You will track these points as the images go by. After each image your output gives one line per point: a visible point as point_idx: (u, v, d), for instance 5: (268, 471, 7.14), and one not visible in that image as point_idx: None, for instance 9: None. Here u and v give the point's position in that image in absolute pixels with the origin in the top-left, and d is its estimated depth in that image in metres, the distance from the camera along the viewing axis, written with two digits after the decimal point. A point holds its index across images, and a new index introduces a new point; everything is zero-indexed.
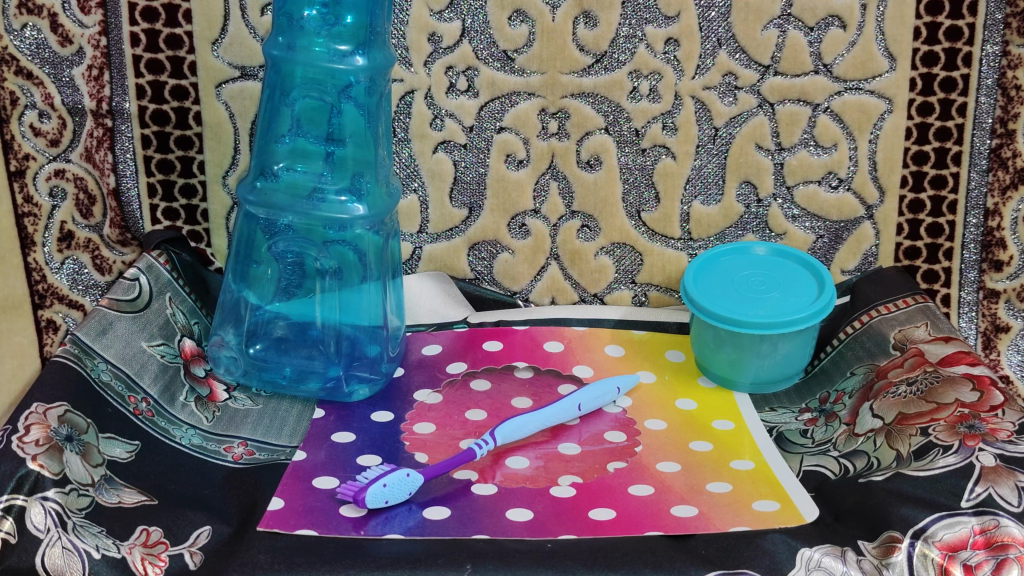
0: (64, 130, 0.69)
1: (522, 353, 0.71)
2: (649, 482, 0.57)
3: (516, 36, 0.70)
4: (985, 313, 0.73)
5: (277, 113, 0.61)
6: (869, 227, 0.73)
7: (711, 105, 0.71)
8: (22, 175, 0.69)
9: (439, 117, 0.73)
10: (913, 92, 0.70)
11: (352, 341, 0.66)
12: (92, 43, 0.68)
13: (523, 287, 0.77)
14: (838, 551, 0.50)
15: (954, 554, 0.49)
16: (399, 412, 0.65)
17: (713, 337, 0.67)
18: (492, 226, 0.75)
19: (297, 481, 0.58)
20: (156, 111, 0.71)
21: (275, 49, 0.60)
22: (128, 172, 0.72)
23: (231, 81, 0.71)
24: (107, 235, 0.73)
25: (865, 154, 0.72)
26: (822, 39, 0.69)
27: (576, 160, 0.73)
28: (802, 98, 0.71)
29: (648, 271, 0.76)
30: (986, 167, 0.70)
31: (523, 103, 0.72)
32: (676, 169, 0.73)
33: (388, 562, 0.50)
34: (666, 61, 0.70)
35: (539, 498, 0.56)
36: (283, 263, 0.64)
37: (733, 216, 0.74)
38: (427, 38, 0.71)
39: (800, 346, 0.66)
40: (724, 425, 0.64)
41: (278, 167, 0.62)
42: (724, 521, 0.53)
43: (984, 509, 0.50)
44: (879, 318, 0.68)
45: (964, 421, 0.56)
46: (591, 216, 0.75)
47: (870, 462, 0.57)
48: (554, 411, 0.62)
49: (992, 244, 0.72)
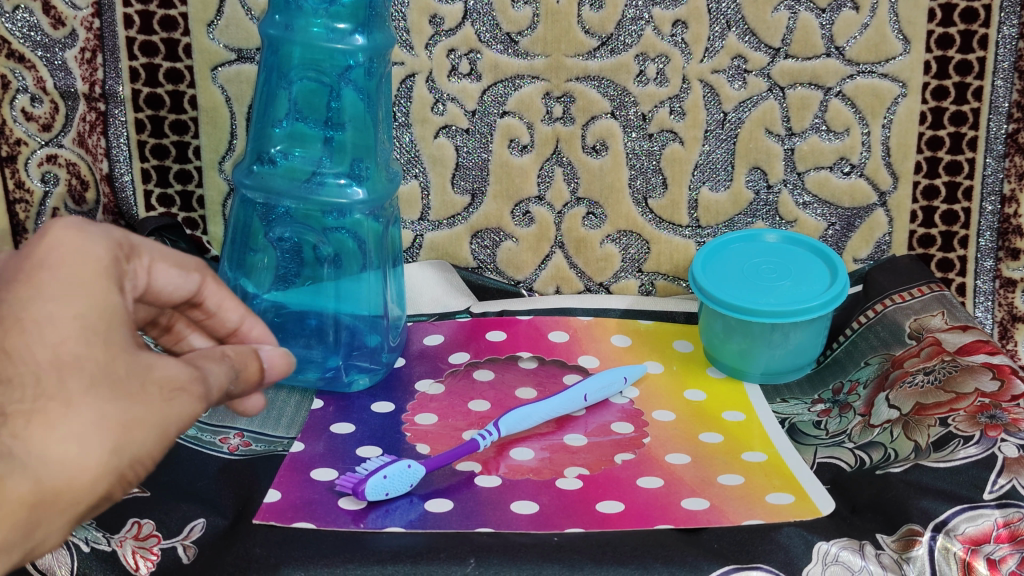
0: (57, 114, 0.68)
1: (526, 343, 0.69)
2: (658, 474, 0.56)
3: (520, 19, 0.68)
4: (1001, 303, 0.71)
5: (274, 96, 0.59)
6: (882, 215, 0.72)
7: (720, 89, 0.69)
8: (14, 161, 0.69)
9: (441, 101, 0.71)
10: (927, 75, 0.68)
11: (351, 330, 0.64)
12: (84, 25, 0.67)
13: (527, 276, 0.75)
14: (856, 544, 0.48)
15: (976, 548, 0.48)
16: (400, 402, 0.63)
17: (722, 327, 0.65)
18: (494, 213, 0.74)
19: (295, 473, 0.56)
20: (150, 95, 0.69)
21: (272, 29, 0.58)
22: (121, 157, 0.70)
23: (227, 64, 0.69)
24: (100, 222, 0.71)
25: (878, 140, 0.70)
26: (834, 21, 0.67)
27: (581, 145, 0.71)
28: (813, 81, 0.69)
29: (654, 259, 0.74)
30: (1002, 152, 0.68)
31: (526, 86, 0.70)
32: (683, 155, 0.71)
33: (389, 556, 0.48)
34: (673, 43, 0.69)
35: (545, 490, 0.54)
36: (281, 250, 0.62)
37: (742, 203, 0.72)
38: (429, 20, 0.69)
39: (812, 335, 0.64)
40: (735, 416, 0.62)
41: (274, 151, 0.60)
42: (737, 514, 0.52)
43: (1007, 502, 0.49)
44: (893, 307, 0.66)
45: (985, 411, 0.54)
46: (596, 203, 0.73)
47: (887, 454, 0.55)
48: (560, 401, 0.60)
49: (1009, 232, 0.70)
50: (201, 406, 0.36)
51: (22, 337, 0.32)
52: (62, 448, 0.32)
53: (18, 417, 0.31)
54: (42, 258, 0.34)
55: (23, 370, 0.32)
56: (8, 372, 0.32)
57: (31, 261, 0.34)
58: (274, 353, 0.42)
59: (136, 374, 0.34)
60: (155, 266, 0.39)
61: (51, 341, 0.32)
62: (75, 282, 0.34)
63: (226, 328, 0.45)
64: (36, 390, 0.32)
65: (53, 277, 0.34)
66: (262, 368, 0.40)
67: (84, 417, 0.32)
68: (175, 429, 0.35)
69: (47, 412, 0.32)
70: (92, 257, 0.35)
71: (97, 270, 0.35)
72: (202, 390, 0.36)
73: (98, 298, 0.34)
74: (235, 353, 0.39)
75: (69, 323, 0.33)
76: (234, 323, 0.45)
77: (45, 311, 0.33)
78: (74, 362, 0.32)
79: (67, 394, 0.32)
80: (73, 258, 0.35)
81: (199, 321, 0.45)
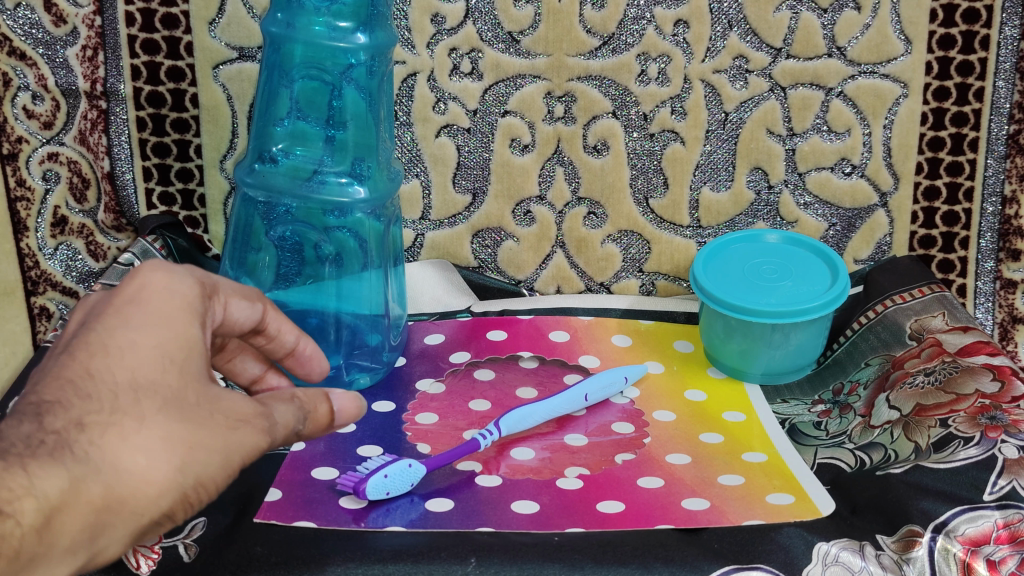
0: (58, 112, 0.67)
1: (526, 343, 0.69)
2: (658, 474, 0.56)
3: (521, 18, 0.68)
4: (1001, 304, 0.72)
5: (276, 94, 0.59)
6: (883, 216, 0.72)
7: (721, 89, 0.69)
8: (15, 159, 0.68)
9: (442, 101, 0.71)
10: (929, 76, 0.68)
11: (352, 329, 0.64)
12: (86, 23, 0.67)
13: (528, 276, 0.75)
14: (856, 545, 0.49)
15: (977, 549, 0.48)
16: (400, 402, 0.63)
17: (722, 327, 0.65)
18: (495, 213, 0.74)
19: (296, 472, 0.56)
20: (151, 94, 0.69)
21: (274, 27, 0.58)
22: (123, 155, 0.70)
23: (228, 63, 0.69)
24: (101, 220, 0.71)
25: (879, 140, 0.70)
26: (835, 22, 0.67)
27: (583, 145, 0.71)
28: (815, 81, 0.69)
29: (655, 259, 0.74)
30: (1003, 153, 0.68)
31: (528, 86, 0.70)
32: (684, 155, 0.71)
33: (390, 555, 0.48)
34: (675, 43, 0.69)
35: (545, 490, 0.54)
36: (283, 248, 0.62)
37: (743, 203, 0.72)
38: (430, 19, 0.69)
39: (813, 336, 0.64)
40: (735, 417, 0.62)
41: (276, 149, 0.60)
42: (737, 514, 0.52)
43: (1007, 503, 0.49)
44: (894, 307, 0.66)
45: (985, 412, 0.54)
46: (597, 203, 0.73)
47: (887, 455, 0.55)
48: (560, 401, 0.60)
49: (1009, 234, 0.70)
50: (263, 438, 0.40)
51: (107, 360, 0.36)
52: (132, 459, 0.35)
53: (96, 427, 0.34)
54: (131, 295, 0.39)
55: (105, 387, 0.35)
56: (91, 389, 0.35)
57: (121, 297, 0.39)
58: (345, 397, 0.44)
59: (205, 402, 0.38)
60: (230, 301, 0.44)
61: (134, 364, 0.36)
62: (158, 315, 0.38)
63: (284, 351, 0.50)
64: (114, 406, 0.35)
65: (140, 312, 0.38)
66: (331, 410, 0.43)
67: (155, 433, 0.36)
68: (238, 458, 0.39)
69: (121, 426, 0.35)
70: (177, 295, 0.40)
71: (180, 306, 0.39)
72: (265, 424, 0.40)
73: (179, 331, 0.38)
74: (302, 394, 0.43)
75: (151, 350, 0.37)
76: (291, 346, 0.49)
77: (131, 338, 0.37)
78: (152, 386, 0.36)
79: (142, 412, 0.35)
80: (160, 296, 0.39)
81: (259, 346, 0.49)
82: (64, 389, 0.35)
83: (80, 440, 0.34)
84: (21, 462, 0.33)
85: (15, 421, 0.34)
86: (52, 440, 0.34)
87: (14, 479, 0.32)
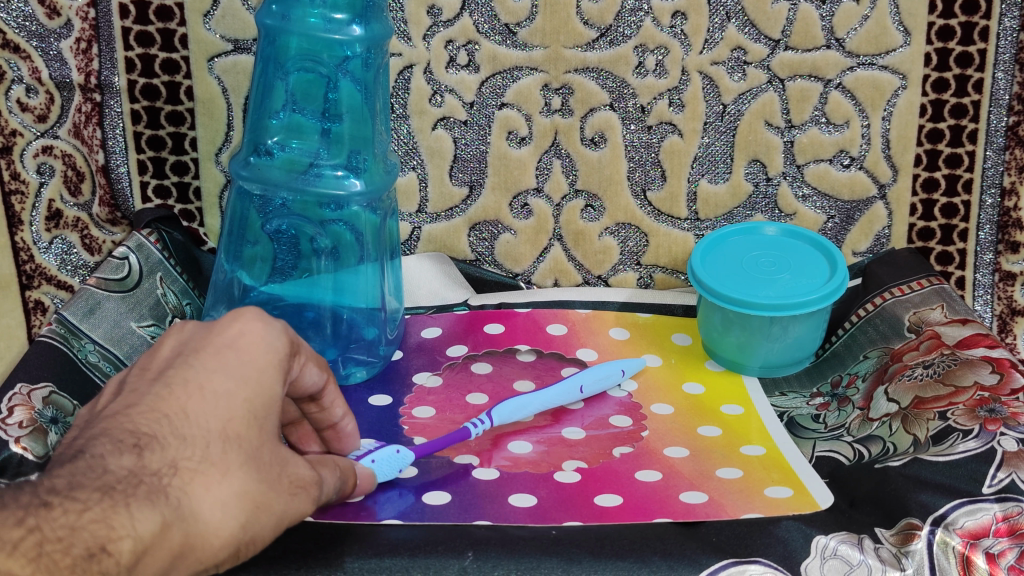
0: (52, 105, 0.66)
1: (524, 336, 0.69)
2: (656, 468, 0.56)
3: (518, 9, 0.68)
4: (1000, 296, 0.71)
5: (270, 87, 0.59)
6: (881, 208, 0.71)
7: (719, 81, 0.69)
8: (9, 152, 0.66)
9: (439, 93, 0.70)
10: (927, 67, 0.68)
11: (350, 323, 0.64)
12: (80, 15, 0.66)
13: (525, 269, 0.75)
14: (855, 538, 0.48)
15: (976, 542, 0.48)
16: (397, 395, 0.63)
17: (721, 320, 0.64)
18: (493, 206, 0.73)
19: None
20: (146, 86, 0.69)
21: (269, 19, 0.58)
22: (117, 149, 0.70)
23: (223, 55, 0.69)
24: (96, 214, 0.70)
25: (877, 133, 0.69)
26: (834, 13, 0.67)
27: (579, 138, 0.71)
28: (813, 74, 0.68)
29: (653, 252, 0.74)
30: (1003, 145, 0.68)
31: (525, 78, 0.70)
32: (682, 148, 0.71)
33: (387, 548, 0.48)
34: (672, 35, 0.68)
35: (542, 484, 0.54)
36: (279, 242, 0.62)
37: (741, 196, 0.72)
38: (427, 11, 0.68)
39: (811, 328, 0.64)
40: (733, 409, 0.62)
41: (271, 142, 0.59)
42: (736, 508, 0.51)
43: (1006, 496, 0.49)
44: (892, 300, 0.66)
45: (985, 405, 0.54)
46: (594, 196, 0.73)
47: (886, 448, 0.55)
48: (555, 393, 0.60)
49: (1008, 225, 0.70)
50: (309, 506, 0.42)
51: (202, 405, 0.38)
52: (210, 511, 0.37)
53: (187, 472, 0.37)
54: (229, 342, 0.40)
55: (197, 433, 0.38)
56: (185, 430, 0.37)
57: (214, 342, 0.41)
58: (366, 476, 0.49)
59: (276, 462, 0.40)
60: (307, 367, 0.44)
61: (224, 416, 0.38)
62: (249, 369, 0.40)
63: (327, 423, 0.49)
64: (204, 454, 0.37)
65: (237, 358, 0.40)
66: (356, 483, 0.49)
67: (232, 487, 0.38)
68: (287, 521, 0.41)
69: (208, 475, 0.37)
70: (269, 350, 0.41)
71: (271, 361, 0.41)
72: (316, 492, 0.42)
73: (266, 387, 0.40)
74: (344, 464, 0.46)
75: (239, 404, 0.39)
76: (336, 420, 0.48)
77: (227, 388, 0.39)
78: (237, 439, 0.38)
79: (226, 465, 0.38)
80: (257, 349, 0.41)
81: (308, 413, 0.48)
82: (160, 423, 0.37)
83: (174, 483, 0.36)
84: (124, 501, 0.35)
85: (117, 451, 0.36)
86: (151, 481, 0.36)
87: (117, 518, 0.34)
